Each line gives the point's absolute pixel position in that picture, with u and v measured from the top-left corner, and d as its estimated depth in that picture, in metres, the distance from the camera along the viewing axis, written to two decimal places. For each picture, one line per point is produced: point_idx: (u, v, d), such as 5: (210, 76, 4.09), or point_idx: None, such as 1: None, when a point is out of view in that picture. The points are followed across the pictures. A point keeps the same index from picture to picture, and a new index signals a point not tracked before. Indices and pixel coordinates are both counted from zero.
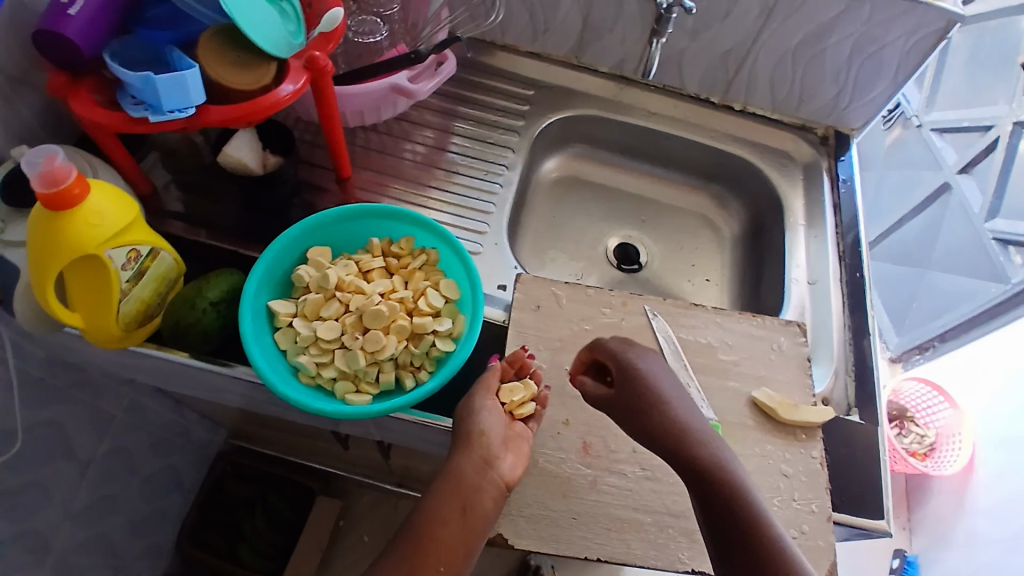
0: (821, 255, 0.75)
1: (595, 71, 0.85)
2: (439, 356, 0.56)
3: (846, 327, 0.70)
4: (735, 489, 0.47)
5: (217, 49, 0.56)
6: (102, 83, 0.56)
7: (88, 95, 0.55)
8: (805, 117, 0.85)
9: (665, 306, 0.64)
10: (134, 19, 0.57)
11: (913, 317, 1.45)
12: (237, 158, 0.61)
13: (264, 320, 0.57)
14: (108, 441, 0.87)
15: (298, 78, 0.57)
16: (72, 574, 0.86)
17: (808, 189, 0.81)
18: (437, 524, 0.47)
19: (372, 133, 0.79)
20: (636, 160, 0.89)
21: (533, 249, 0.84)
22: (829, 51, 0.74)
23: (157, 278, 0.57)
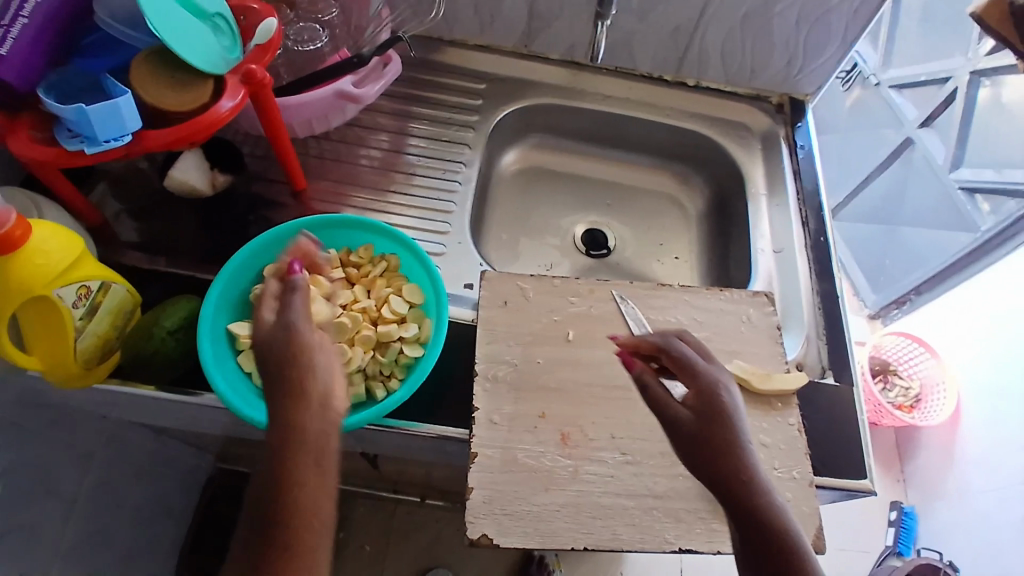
0: (785, 222, 0.76)
1: (547, 60, 0.84)
2: (408, 362, 0.56)
3: (814, 292, 0.71)
4: (758, 488, 0.44)
5: (152, 73, 0.55)
6: (39, 117, 0.54)
7: (22, 132, 0.53)
8: (759, 87, 0.84)
9: (633, 289, 0.64)
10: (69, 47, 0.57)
11: (887, 274, 1.46)
12: (183, 179, 0.63)
13: (225, 344, 0.57)
14: (90, 478, 0.85)
15: (236, 93, 0.55)
16: None
17: (768, 159, 0.82)
18: (299, 495, 0.43)
19: (326, 142, 0.77)
20: (596, 144, 0.89)
21: (500, 243, 0.83)
22: (776, 19, 0.74)
23: (113, 312, 0.55)
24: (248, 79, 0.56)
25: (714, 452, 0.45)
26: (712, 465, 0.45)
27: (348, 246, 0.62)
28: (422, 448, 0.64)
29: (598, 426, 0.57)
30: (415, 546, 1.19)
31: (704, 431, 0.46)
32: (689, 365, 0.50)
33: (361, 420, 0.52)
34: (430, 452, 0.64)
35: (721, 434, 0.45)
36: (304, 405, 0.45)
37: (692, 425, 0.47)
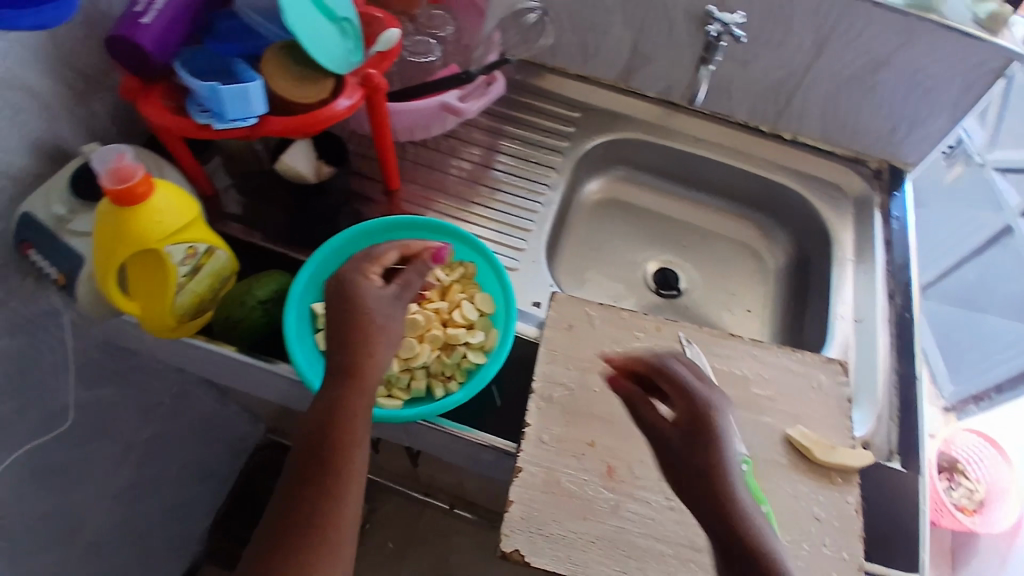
0: (869, 292, 0.73)
1: (643, 96, 0.86)
2: (470, 367, 0.57)
3: (890, 369, 0.68)
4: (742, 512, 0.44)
5: (281, 64, 0.59)
6: (171, 89, 0.60)
7: (159, 100, 0.59)
8: (858, 149, 0.82)
9: (700, 334, 0.63)
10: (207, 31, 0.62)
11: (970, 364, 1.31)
12: (294, 168, 0.67)
13: (307, 323, 0.59)
14: (151, 427, 0.91)
15: (354, 93, 0.60)
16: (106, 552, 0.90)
17: (858, 224, 0.79)
18: (344, 455, 0.46)
19: (421, 148, 0.81)
20: (680, 185, 0.89)
21: (571, 269, 0.84)
22: (884, 84, 0.72)
23: (211, 275, 0.60)
24: (365, 83, 0.61)
25: (715, 473, 0.46)
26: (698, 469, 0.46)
27: None
28: (466, 455, 0.65)
29: (645, 466, 0.56)
30: (435, 552, 1.20)
31: (679, 447, 0.48)
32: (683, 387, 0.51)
33: (421, 413, 0.53)
34: (473, 460, 0.65)
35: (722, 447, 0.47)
36: (356, 358, 0.49)
37: (682, 447, 0.48)
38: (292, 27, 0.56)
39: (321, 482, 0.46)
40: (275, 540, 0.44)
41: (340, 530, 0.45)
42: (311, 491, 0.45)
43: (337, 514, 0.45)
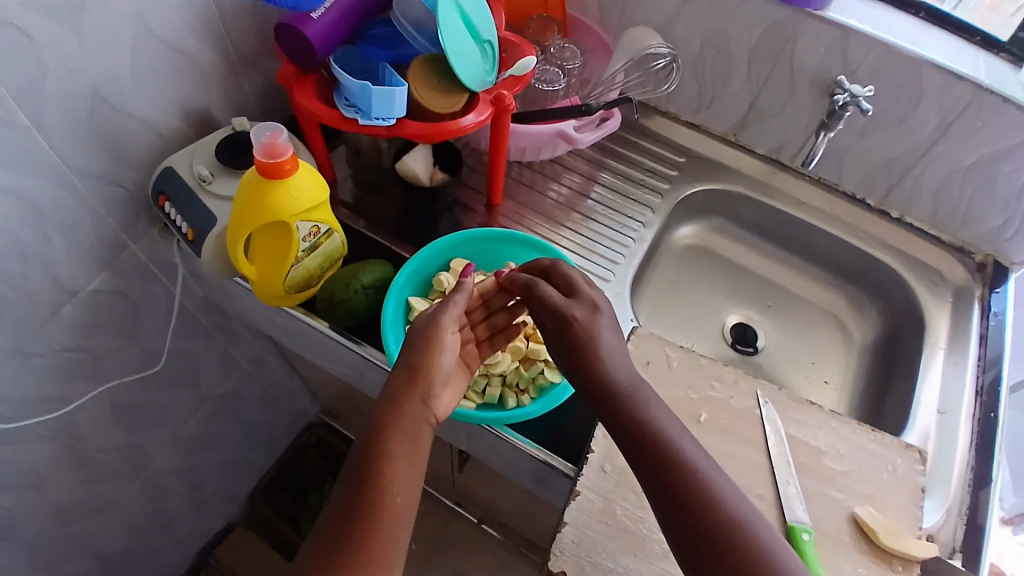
0: (957, 385, 0.71)
1: (751, 151, 0.86)
2: (543, 384, 0.59)
3: (969, 468, 0.65)
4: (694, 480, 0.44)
5: (424, 75, 0.65)
6: (322, 81, 0.66)
7: (310, 89, 0.65)
8: (965, 240, 0.80)
9: (778, 395, 0.63)
10: (360, 33, 0.68)
11: None
12: (410, 168, 0.72)
13: (399, 312, 0.63)
14: (227, 383, 0.98)
15: (482, 110, 0.64)
16: (160, 492, 0.96)
17: (955, 313, 0.76)
18: (389, 455, 0.46)
19: (526, 169, 0.85)
20: (771, 243, 0.89)
21: (648, 306, 0.85)
22: (1006, 177, 0.70)
23: (324, 255, 0.65)
24: (496, 102, 0.65)
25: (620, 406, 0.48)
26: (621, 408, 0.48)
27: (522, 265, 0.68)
28: (523, 469, 0.66)
29: None
30: (456, 561, 1.21)
31: (624, 382, 0.50)
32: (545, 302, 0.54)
33: (493, 420, 0.56)
34: (529, 476, 0.66)
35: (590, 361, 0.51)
36: (417, 389, 0.50)
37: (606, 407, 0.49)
38: (444, 42, 0.61)
39: (367, 489, 0.45)
40: (330, 541, 0.43)
41: (388, 528, 0.44)
42: (366, 495, 0.45)
43: (387, 542, 0.43)
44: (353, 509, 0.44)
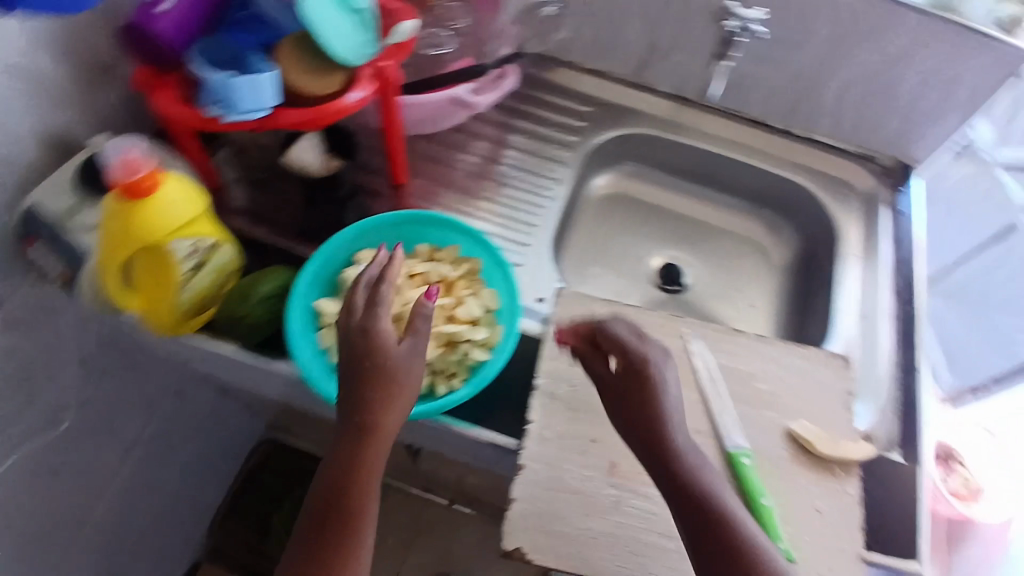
0: (874, 290, 0.73)
1: (655, 91, 0.85)
2: (473, 364, 0.57)
3: (895, 361, 0.68)
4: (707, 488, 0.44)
5: (295, 57, 0.59)
6: (184, 80, 0.60)
7: (172, 91, 0.59)
8: (869, 146, 0.81)
9: (707, 331, 0.63)
10: (218, 22, 0.63)
11: (972, 356, 1.21)
12: (300, 162, 0.69)
13: (309, 320, 0.60)
14: (156, 420, 0.92)
15: (365, 86, 0.60)
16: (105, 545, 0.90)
17: (865, 220, 0.79)
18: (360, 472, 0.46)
19: (428, 141, 0.80)
20: (686, 180, 0.88)
21: (573, 264, 0.84)
22: (901, 82, 0.71)
23: (215, 271, 0.61)
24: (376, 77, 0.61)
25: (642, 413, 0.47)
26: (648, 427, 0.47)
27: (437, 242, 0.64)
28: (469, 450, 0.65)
29: None
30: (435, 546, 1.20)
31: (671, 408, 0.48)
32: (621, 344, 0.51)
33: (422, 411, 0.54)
34: (476, 455, 0.65)
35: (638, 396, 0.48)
36: (376, 396, 0.47)
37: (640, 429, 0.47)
38: (312, 23, 0.57)
39: (338, 509, 0.46)
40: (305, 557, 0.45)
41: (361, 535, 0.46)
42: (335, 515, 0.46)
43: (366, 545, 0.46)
44: (324, 528, 0.45)
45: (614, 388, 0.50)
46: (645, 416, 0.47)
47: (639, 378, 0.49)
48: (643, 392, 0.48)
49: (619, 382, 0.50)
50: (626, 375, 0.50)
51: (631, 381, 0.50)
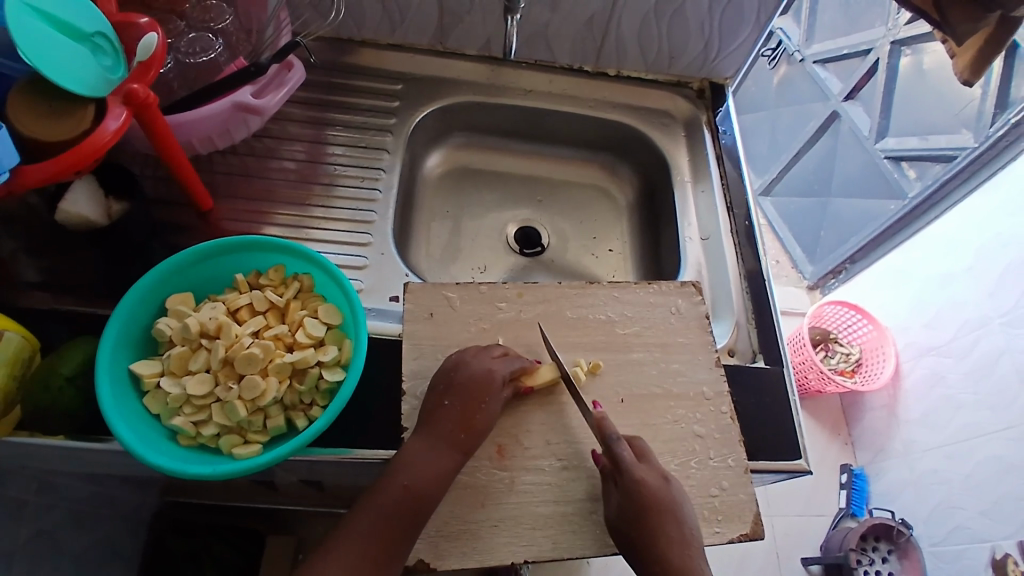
0: (711, 209, 0.77)
1: (463, 56, 0.82)
2: (329, 387, 0.52)
3: (741, 276, 0.72)
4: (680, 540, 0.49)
5: (29, 100, 0.50)
6: None
7: None
8: (679, 73, 0.85)
9: (562, 289, 0.63)
10: None
11: (823, 244, 1.60)
12: (76, 213, 0.55)
13: (128, 388, 0.51)
14: (27, 526, 0.79)
15: (119, 112, 0.51)
16: None
17: (691, 144, 0.82)
18: (414, 495, 0.48)
19: (232, 156, 0.73)
20: (520, 140, 0.87)
21: (430, 252, 0.81)
22: (689, 4, 0.73)
23: (10, 362, 0.50)
24: (130, 100, 0.52)
25: (656, 547, 0.48)
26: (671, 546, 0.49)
27: (257, 268, 0.58)
28: (357, 472, 0.61)
29: (534, 434, 0.55)
30: None
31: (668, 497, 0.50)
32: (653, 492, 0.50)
33: (282, 454, 0.48)
34: (365, 474, 0.61)
35: (645, 529, 0.48)
36: (478, 416, 0.52)
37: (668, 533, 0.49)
38: (40, 63, 0.48)
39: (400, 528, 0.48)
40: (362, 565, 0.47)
41: (389, 553, 0.48)
42: (401, 529, 0.48)
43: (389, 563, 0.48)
44: (388, 538, 0.48)
45: (617, 522, 0.50)
46: (666, 541, 0.48)
47: (651, 511, 0.49)
48: (660, 513, 0.49)
49: (658, 494, 0.50)
50: (635, 512, 0.49)
51: (655, 498, 0.49)
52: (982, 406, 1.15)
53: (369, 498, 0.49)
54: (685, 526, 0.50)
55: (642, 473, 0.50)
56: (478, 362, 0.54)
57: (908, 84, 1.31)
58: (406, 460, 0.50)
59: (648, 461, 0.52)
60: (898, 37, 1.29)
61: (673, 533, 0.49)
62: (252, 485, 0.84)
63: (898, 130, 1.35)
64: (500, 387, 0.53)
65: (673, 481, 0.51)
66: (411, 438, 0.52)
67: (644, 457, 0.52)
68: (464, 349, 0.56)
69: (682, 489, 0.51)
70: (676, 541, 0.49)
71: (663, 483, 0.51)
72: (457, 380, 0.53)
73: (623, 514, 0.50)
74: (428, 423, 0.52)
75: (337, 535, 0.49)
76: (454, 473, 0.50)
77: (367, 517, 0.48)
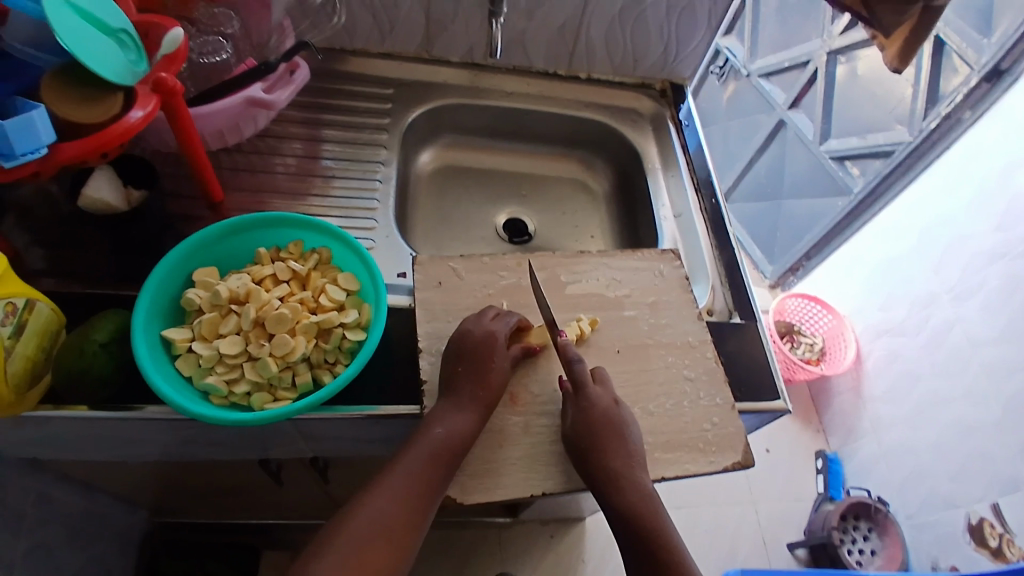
0: (681, 190, 0.85)
1: (447, 63, 0.89)
2: (352, 346, 0.56)
3: (713, 247, 0.80)
4: (622, 458, 0.54)
5: (60, 88, 0.53)
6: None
7: None
8: (643, 75, 0.94)
9: (556, 258, 0.69)
10: None
11: (780, 243, 1.71)
12: (99, 199, 0.57)
13: (160, 352, 0.53)
14: (25, 540, 0.76)
15: (147, 102, 0.54)
16: None
17: (658, 136, 0.91)
18: (447, 444, 0.52)
19: (238, 154, 0.77)
20: (503, 139, 0.94)
21: (425, 241, 0.87)
22: (649, 10, 0.82)
23: (40, 333, 0.51)
24: (159, 87, 0.55)
25: (600, 457, 0.53)
26: (617, 468, 0.54)
27: (277, 245, 0.62)
28: (375, 436, 0.64)
29: (540, 383, 0.60)
30: None
31: (620, 418, 0.56)
32: (604, 412, 0.55)
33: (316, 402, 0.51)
34: (383, 438, 0.64)
35: (596, 444, 0.53)
36: (492, 375, 0.56)
37: (615, 449, 0.54)
38: (77, 52, 0.51)
39: (438, 475, 0.52)
40: (405, 509, 0.51)
41: (428, 497, 0.51)
42: (440, 475, 0.52)
43: (428, 506, 0.52)
44: (428, 483, 0.52)
45: (572, 436, 0.55)
46: (609, 453, 0.54)
47: (604, 430, 0.54)
48: (609, 430, 0.54)
49: (609, 414, 0.55)
50: (589, 431, 0.54)
51: (604, 417, 0.55)
52: (939, 376, 1.23)
53: (408, 447, 0.53)
54: (629, 445, 0.55)
55: (597, 396, 0.56)
56: (480, 326, 0.59)
57: (844, 90, 1.44)
58: (436, 417, 0.54)
59: (603, 385, 0.58)
60: (833, 48, 1.44)
61: (616, 447, 0.54)
62: (257, 479, 0.84)
63: (839, 132, 1.48)
64: (502, 347, 0.58)
65: (623, 407, 0.57)
66: (436, 404, 0.56)
67: (602, 383, 0.58)
68: (464, 319, 0.61)
69: (631, 413, 0.57)
70: (618, 459, 0.54)
71: (613, 407, 0.56)
72: (467, 346, 0.57)
73: (577, 429, 0.55)
74: (449, 389, 0.56)
75: (380, 479, 0.52)
76: (480, 427, 0.54)
77: (406, 466, 0.52)
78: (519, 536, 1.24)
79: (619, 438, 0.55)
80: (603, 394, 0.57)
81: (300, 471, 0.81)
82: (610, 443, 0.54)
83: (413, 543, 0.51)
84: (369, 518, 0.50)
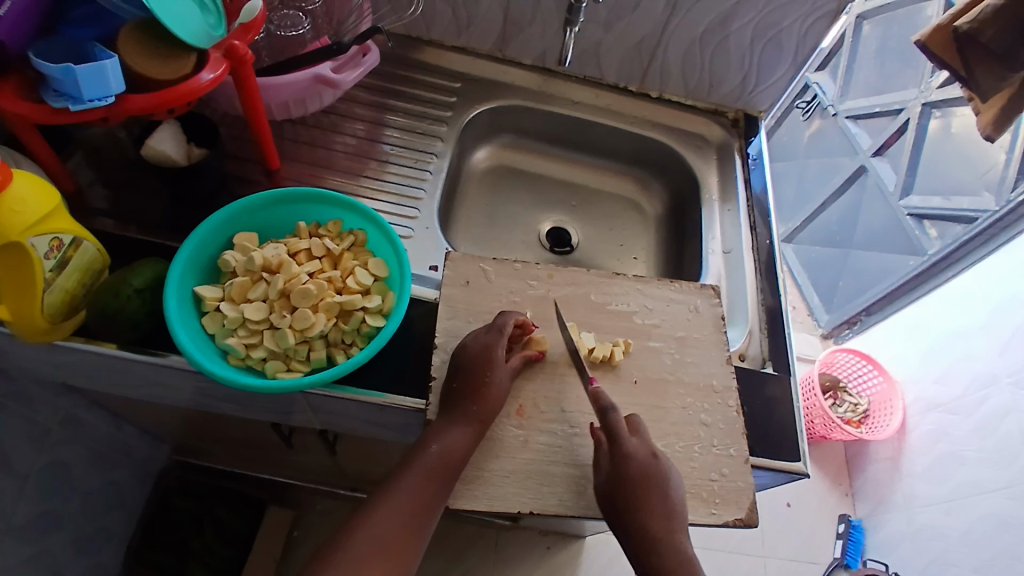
0: (735, 226, 0.82)
1: (519, 64, 0.89)
2: (370, 331, 0.57)
3: (758, 290, 0.76)
4: (659, 515, 0.51)
5: (139, 39, 0.55)
6: (28, 82, 0.54)
7: (14, 92, 0.52)
8: (716, 102, 0.90)
9: (590, 276, 0.68)
10: (59, 18, 0.56)
11: (840, 295, 1.62)
12: (160, 151, 0.60)
13: (190, 306, 0.56)
14: (45, 453, 0.79)
15: (217, 67, 0.57)
16: None
17: (721, 166, 0.87)
18: (444, 455, 0.52)
19: (301, 126, 0.80)
20: (561, 147, 0.93)
21: (468, 238, 0.87)
22: (732, 37, 0.79)
23: (81, 269, 0.55)
24: (230, 55, 0.58)
25: (636, 513, 0.50)
26: (651, 531, 0.50)
27: (317, 221, 0.64)
28: (380, 422, 0.65)
29: (549, 399, 0.59)
30: None
31: (655, 472, 0.52)
32: (636, 464, 0.52)
33: (322, 381, 0.52)
34: (388, 425, 0.65)
35: (614, 500, 0.51)
36: (487, 398, 0.55)
37: (651, 506, 0.51)
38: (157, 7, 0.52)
39: (442, 489, 0.51)
40: (405, 520, 0.50)
41: (430, 512, 0.51)
42: (443, 487, 0.51)
43: (428, 519, 0.51)
44: (429, 496, 0.51)
45: (607, 490, 0.52)
46: (646, 510, 0.50)
47: (638, 482, 0.51)
48: (645, 484, 0.51)
49: (646, 467, 0.52)
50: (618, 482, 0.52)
51: (640, 470, 0.52)
52: (984, 464, 1.14)
53: (408, 463, 0.52)
54: (672, 502, 0.51)
55: (633, 447, 0.53)
56: (480, 340, 0.58)
57: (935, 146, 1.36)
58: (434, 432, 0.53)
59: (641, 435, 0.54)
60: (929, 99, 1.35)
61: (655, 502, 0.51)
62: (268, 439, 0.87)
63: (922, 188, 1.39)
64: (501, 361, 0.57)
65: (664, 458, 0.53)
66: (437, 418, 0.55)
67: (638, 433, 0.55)
68: (471, 332, 0.60)
69: (671, 465, 0.53)
70: (656, 518, 0.50)
71: (652, 459, 0.53)
72: (465, 358, 0.57)
73: (612, 481, 0.52)
74: (448, 405, 0.55)
75: (383, 496, 0.51)
76: (476, 442, 0.53)
77: (410, 477, 0.51)
78: (516, 541, 1.23)
79: (655, 494, 0.51)
80: (639, 442, 0.54)
81: (312, 439, 0.83)
82: (648, 502, 0.51)
83: (413, 561, 0.50)
84: (369, 531, 0.49)
